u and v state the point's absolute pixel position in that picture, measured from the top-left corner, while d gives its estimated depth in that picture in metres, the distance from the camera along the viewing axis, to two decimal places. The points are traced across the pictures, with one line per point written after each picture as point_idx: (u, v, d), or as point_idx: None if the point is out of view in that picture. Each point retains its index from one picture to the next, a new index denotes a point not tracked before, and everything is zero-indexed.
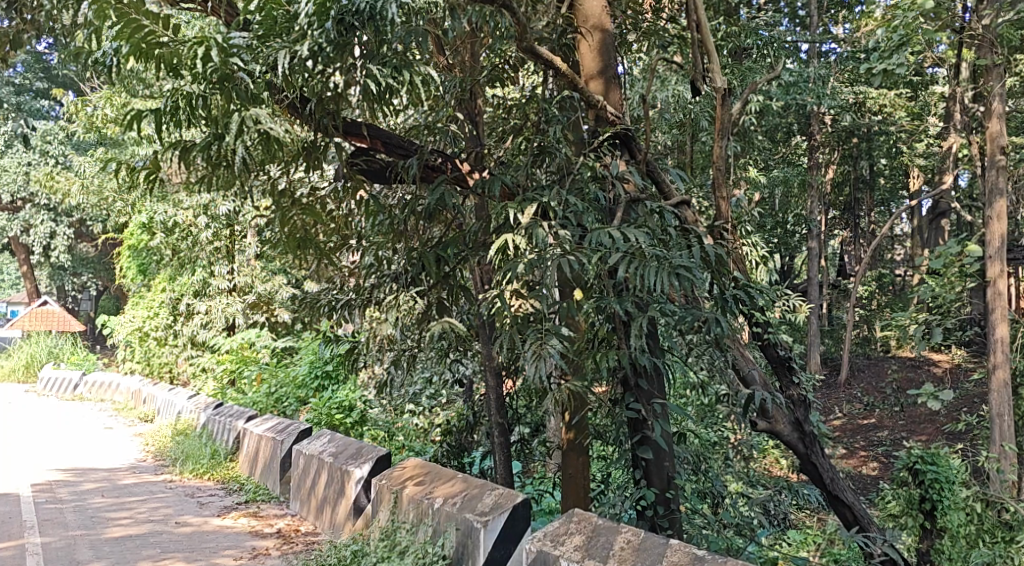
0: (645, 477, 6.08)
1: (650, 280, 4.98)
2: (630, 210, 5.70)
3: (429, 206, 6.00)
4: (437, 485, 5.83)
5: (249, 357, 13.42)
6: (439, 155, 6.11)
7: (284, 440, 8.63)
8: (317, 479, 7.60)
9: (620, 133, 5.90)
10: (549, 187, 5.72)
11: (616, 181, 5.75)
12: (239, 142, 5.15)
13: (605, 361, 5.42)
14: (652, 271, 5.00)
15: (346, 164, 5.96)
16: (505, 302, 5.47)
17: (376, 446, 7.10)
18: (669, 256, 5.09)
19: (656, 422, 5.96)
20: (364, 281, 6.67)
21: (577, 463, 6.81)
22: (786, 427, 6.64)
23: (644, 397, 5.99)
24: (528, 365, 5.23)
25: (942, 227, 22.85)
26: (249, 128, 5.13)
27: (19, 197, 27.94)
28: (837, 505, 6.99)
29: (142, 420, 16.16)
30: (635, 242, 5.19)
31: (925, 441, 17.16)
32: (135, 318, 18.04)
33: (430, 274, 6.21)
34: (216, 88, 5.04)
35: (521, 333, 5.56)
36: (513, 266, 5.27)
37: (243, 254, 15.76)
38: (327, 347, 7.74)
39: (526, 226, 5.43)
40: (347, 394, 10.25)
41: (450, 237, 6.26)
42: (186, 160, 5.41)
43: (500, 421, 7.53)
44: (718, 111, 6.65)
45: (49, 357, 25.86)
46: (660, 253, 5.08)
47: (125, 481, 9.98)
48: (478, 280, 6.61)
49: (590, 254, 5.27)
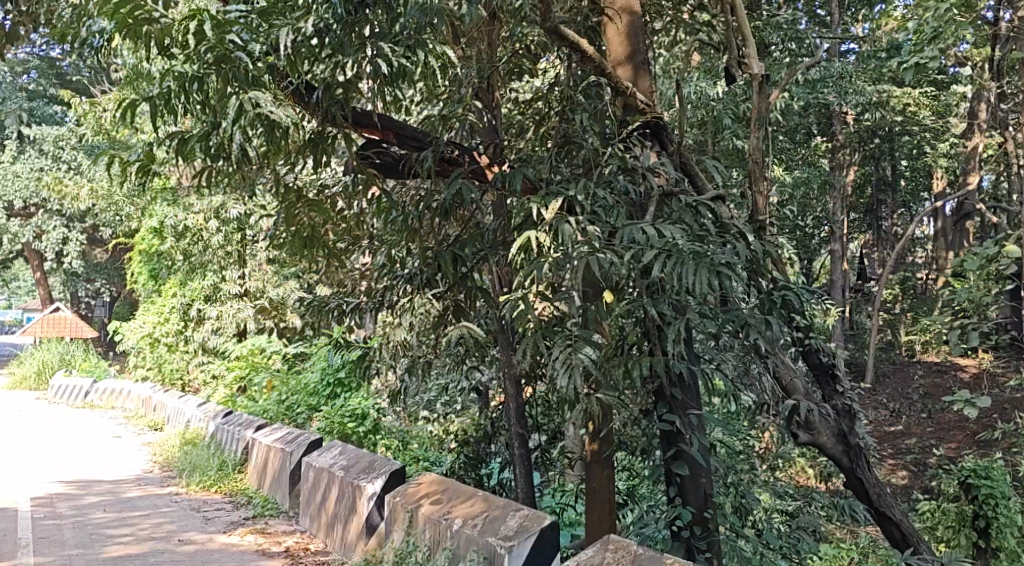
0: (680, 494, 5.64)
1: (690, 280, 4.50)
2: (664, 205, 5.26)
3: (445, 202, 5.56)
4: (455, 505, 5.39)
5: (259, 363, 13.02)
6: (455, 146, 5.65)
7: (293, 451, 8.20)
8: (328, 494, 7.17)
9: (652, 121, 5.48)
10: (575, 180, 5.28)
11: (649, 172, 5.31)
12: (237, 128, 4.70)
13: (638, 369, 4.96)
14: (690, 269, 4.51)
15: (355, 157, 5.52)
16: (529, 305, 5.02)
17: (389, 459, 6.67)
18: (711, 251, 4.63)
19: (691, 435, 5.52)
20: (377, 283, 6.21)
21: (602, 477, 6.34)
22: (829, 440, 6.36)
23: (680, 408, 5.55)
24: (555, 376, 4.74)
25: (967, 229, 22.26)
26: (249, 112, 4.68)
27: (32, 203, 27.65)
28: (883, 522, 6.63)
29: (151, 428, 15.80)
30: (671, 238, 4.72)
31: (955, 449, 16.62)
32: (146, 324, 17.68)
33: (447, 275, 5.73)
34: (210, 69, 4.64)
35: (547, 339, 5.10)
36: (540, 266, 4.82)
37: (254, 258, 15.34)
38: (337, 353, 7.32)
39: (551, 221, 5.00)
40: (359, 402, 9.73)
41: (468, 235, 5.80)
42: (183, 153, 5.00)
43: (521, 432, 7.06)
44: (753, 100, 6.25)
45: (62, 363, 25.57)
46: (701, 250, 4.61)
47: (129, 494, 9.59)
48: (497, 281, 6.15)
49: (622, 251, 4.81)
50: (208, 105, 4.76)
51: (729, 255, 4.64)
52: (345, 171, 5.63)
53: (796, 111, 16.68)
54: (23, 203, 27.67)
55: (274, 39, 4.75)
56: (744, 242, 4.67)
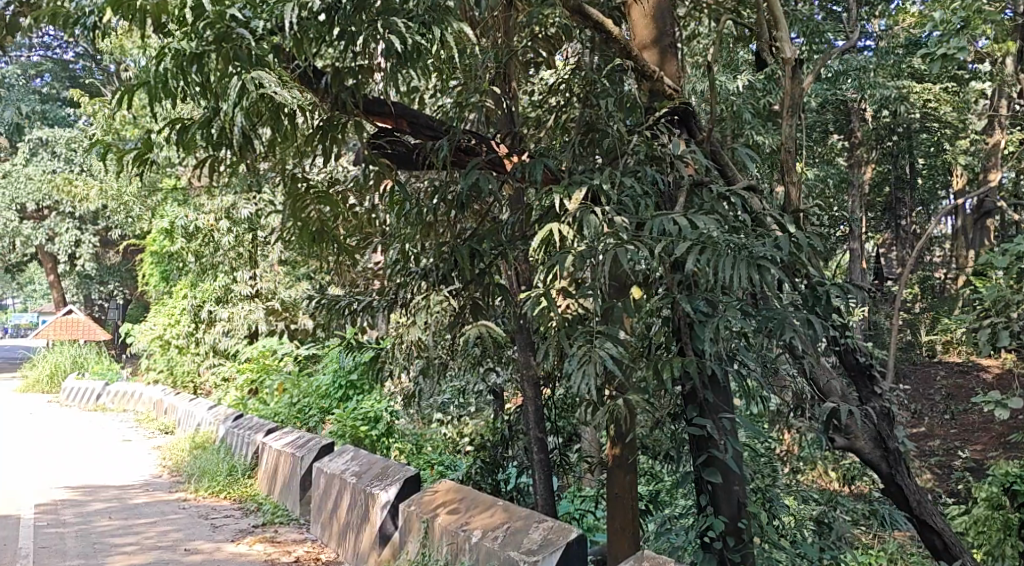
0: (711, 503, 5.31)
1: (727, 274, 4.15)
2: (694, 195, 4.94)
3: (461, 193, 5.24)
4: (474, 515, 5.09)
5: (270, 366, 12.73)
6: (472, 135, 5.35)
7: (304, 456, 7.92)
8: (339, 501, 6.88)
9: (680, 107, 5.16)
10: (600, 169, 4.97)
11: (677, 159, 4.98)
12: (238, 110, 4.38)
13: (669, 370, 4.62)
14: (726, 262, 4.18)
15: (366, 147, 5.23)
16: (550, 302, 4.68)
17: (403, 465, 6.37)
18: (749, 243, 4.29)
19: (724, 440, 5.19)
20: (389, 281, 5.91)
21: (624, 483, 6.02)
22: (867, 445, 6.07)
23: (711, 411, 5.22)
24: (578, 378, 4.39)
25: (988, 227, 21.84)
26: (252, 94, 4.37)
27: (44, 206, 27.50)
28: (923, 530, 6.32)
29: (162, 431, 15.56)
30: (705, 230, 4.39)
31: (981, 451, 16.25)
32: (157, 326, 17.44)
33: (463, 271, 5.42)
34: (211, 46, 4.36)
35: (570, 339, 4.77)
36: (563, 259, 4.49)
37: (265, 258, 15.09)
38: (350, 354, 7.02)
39: (574, 212, 4.69)
40: (372, 405, 9.42)
41: (486, 230, 5.49)
42: (183, 140, 4.73)
43: (540, 436, 6.72)
44: (783, 86, 5.95)
45: (74, 366, 25.41)
46: (738, 242, 4.27)
47: (136, 500, 9.32)
48: (515, 278, 5.83)
49: (652, 244, 4.47)
50: (211, 87, 4.50)
51: (768, 247, 4.30)
52: (356, 161, 5.33)
53: (815, 107, 16.34)
54: (35, 205, 27.52)
55: (279, 16, 4.49)
56: (784, 233, 4.35)
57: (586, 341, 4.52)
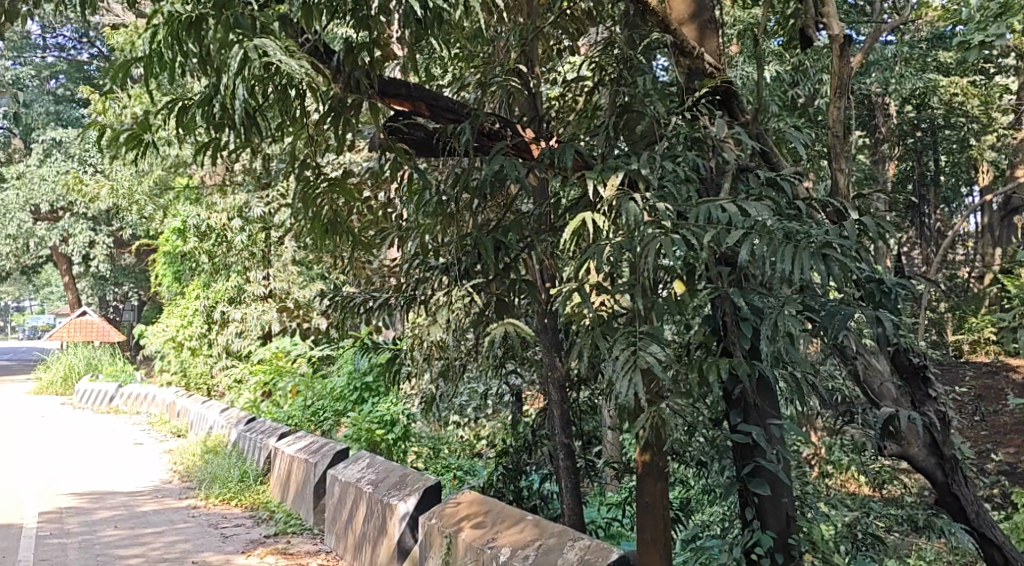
0: (758, 517, 4.90)
1: (788, 266, 3.68)
2: (739, 181, 4.54)
3: (484, 181, 4.83)
4: (501, 531, 4.69)
5: (283, 368, 12.33)
6: (496, 118, 4.94)
7: (317, 462, 7.55)
8: (355, 512, 6.49)
9: (722, 87, 4.75)
10: (637, 154, 4.54)
11: (722, 141, 4.56)
12: (239, 82, 3.91)
13: (715, 373, 4.20)
14: (786, 254, 3.71)
15: (382, 131, 4.83)
16: (584, 298, 4.26)
17: (423, 474, 5.98)
18: (810, 232, 3.83)
19: (771, 448, 4.78)
20: (406, 277, 5.50)
21: (656, 492, 5.57)
22: (921, 452, 5.64)
23: (756, 416, 4.80)
24: (620, 383, 3.93)
25: (1015, 224, 21.25)
26: (255, 64, 3.91)
27: (58, 207, 27.27)
28: (982, 545, 5.84)
29: (174, 434, 15.23)
30: (758, 217, 3.95)
31: (1016, 455, 15.70)
32: (169, 328, 17.12)
33: (487, 266, 5.00)
34: (209, 11, 3.98)
35: (606, 338, 4.35)
36: (599, 251, 4.08)
37: (278, 256, 14.71)
38: (365, 357, 6.65)
39: (610, 200, 4.26)
40: (388, 407, 9.01)
41: (512, 220, 5.08)
42: (181, 123, 4.35)
43: (566, 442, 6.26)
44: (832, 65, 5.53)
45: (88, 368, 25.15)
46: (798, 231, 3.82)
47: (144, 508, 8.96)
48: (540, 273, 5.42)
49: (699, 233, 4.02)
50: (209, 59, 4.10)
51: (832, 234, 3.85)
52: (372, 147, 4.93)
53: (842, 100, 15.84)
54: (50, 206, 27.31)
55: None
56: (850, 223, 3.89)
57: (627, 340, 4.05)
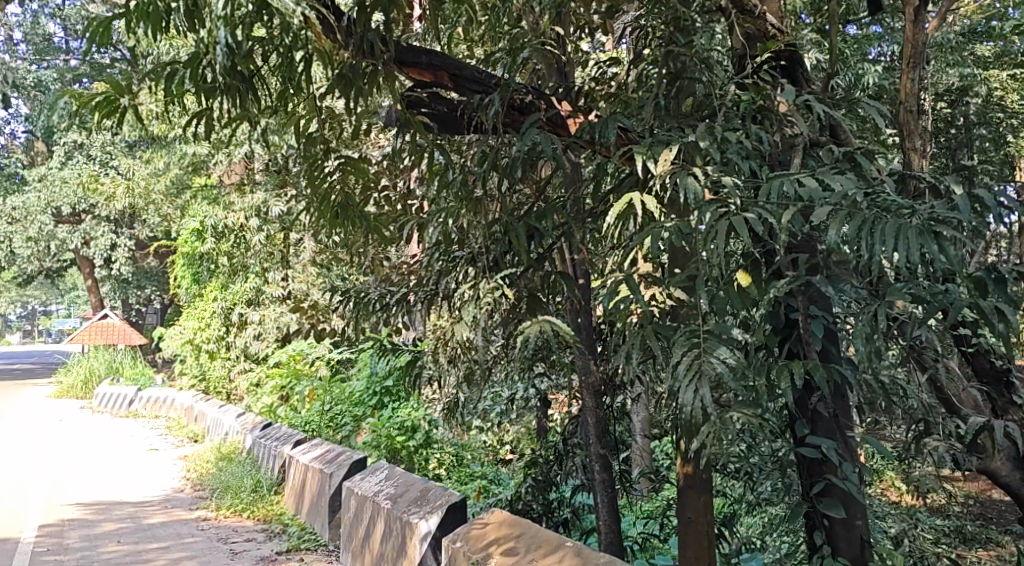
0: (828, 542, 4.29)
1: (887, 249, 2.97)
2: (808, 157, 4.01)
3: (516, 158, 4.25)
4: (536, 558, 4.13)
5: (301, 371, 11.78)
6: (528, 89, 4.36)
7: (333, 473, 7.01)
8: (372, 529, 5.94)
9: (784, 51, 4.24)
10: (691, 127, 3.94)
11: (789, 112, 4.02)
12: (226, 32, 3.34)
13: (787, 378, 3.59)
14: (887, 233, 2.99)
15: (399, 102, 4.27)
16: (634, 291, 3.66)
17: (445, 488, 5.43)
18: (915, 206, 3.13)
19: (844, 463, 4.17)
20: (427, 269, 4.92)
21: (699, 507, 4.96)
22: (1005, 466, 4.98)
23: (828, 427, 4.21)
24: (683, 392, 3.30)
25: None
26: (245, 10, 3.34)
27: (79, 209, 26.91)
28: None
29: (191, 439, 14.75)
30: (843, 190, 3.29)
31: None
32: (187, 330, 16.62)
33: (518, 256, 4.40)
34: None
35: (658, 338, 3.75)
36: (655, 236, 3.46)
37: (297, 257, 14.17)
38: (382, 360, 6.09)
39: (663, 177, 3.66)
40: (409, 413, 8.41)
41: (547, 205, 4.48)
42: (168, 91, 3.79)
43: (602, 453, 5.63)
44: (903, 33, 4.93)
45: (108, 372, 24.73)
46: (901, 206, 3.11)
47: (150, 520, 8.44)
48: (576, 264, 4.82)
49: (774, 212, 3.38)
50: (195, 9, 3.54)
51: (945, 206, 3.10)
52: (389, 122, 4.41)
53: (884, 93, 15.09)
54: (70, 208, 26.95)
55: None
56: (961, 192, 3.17)
57: (687, 341, 3.43)
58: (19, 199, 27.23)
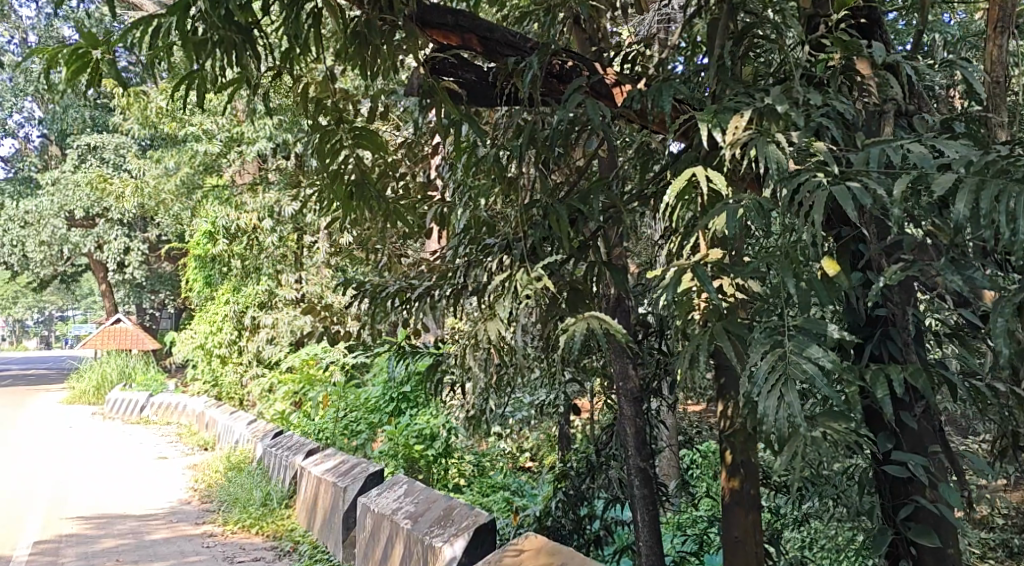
0: None
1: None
2: (898, 128, 3.45)
3: (555, 131, 3.69)
4: None
5: (314, 376, 11.17)
6: (568, 53, 3.80)
7: (347, 487, 6.47)
8: (389, 551, 5.40)
9: (862, 8, 3.61)
10: (761, 91, 3.36)
11: (871, 76, 3.45)
12: None
13: (884, 386, 3.02)
14: None
15: (423, 69, 3.73)
16: (701, 280, 3.09)
17: (472, 509, 4.87)
18: None
19: (938, 484, 3.55)
20: (451, 261, 4.33)
21: (748, 525, 4.30)
22: None
23: (915, 441, 3.61)
24: (764, 401, 2.73)
25: None
26: None
27: (93, 213, 26.49)
28: None
29: (202, 448, 14.22)
30: (961, 158, 2.73)
31: None
32: (198, 334, 16.10)
33: (559, 242, 3.83)
34: None
35: (728, 336, 3.17)
36: (728, 213, 2.91)
37: (311, 259, 13.65)
38: (401, 364, 5.51)
39: (732, 146, 3.10)
40: (428, 419, 7.75)
41: (589, 186, 3.92)
42: (154, 48, 3.25)
43: (643, 465, 4.99)
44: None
45: (121, 378, 24.28)
46: None
47: (153, 536, 7.92)
48: (617, 255, 4.23)
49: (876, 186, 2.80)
50: None
51: None
52: (412, 93, 3.86)
53: None
54: (84, 212, 26.52)
55: None
56: None
57: (769, 339, 2.86)
58: (32, 203, 26.84)
